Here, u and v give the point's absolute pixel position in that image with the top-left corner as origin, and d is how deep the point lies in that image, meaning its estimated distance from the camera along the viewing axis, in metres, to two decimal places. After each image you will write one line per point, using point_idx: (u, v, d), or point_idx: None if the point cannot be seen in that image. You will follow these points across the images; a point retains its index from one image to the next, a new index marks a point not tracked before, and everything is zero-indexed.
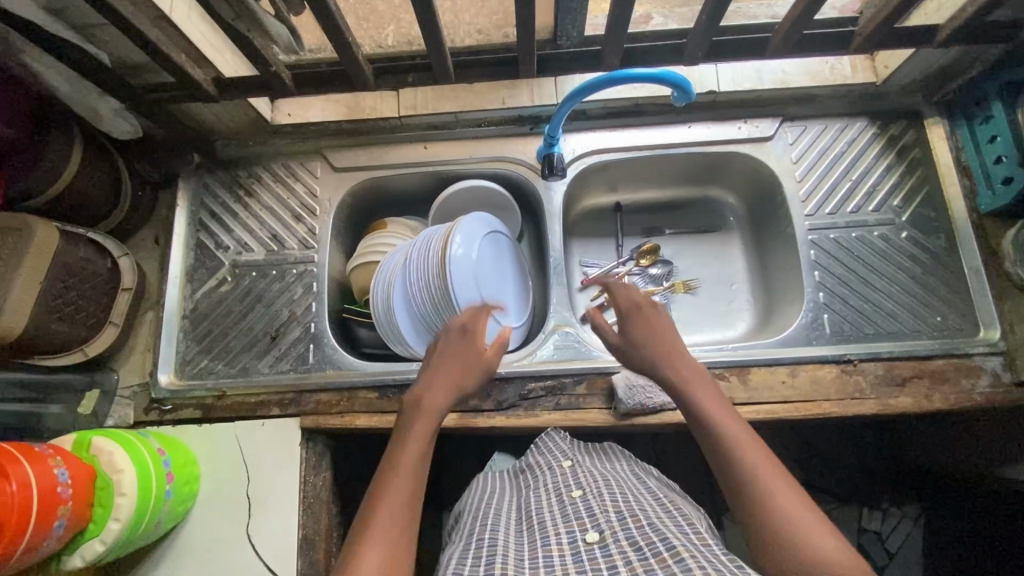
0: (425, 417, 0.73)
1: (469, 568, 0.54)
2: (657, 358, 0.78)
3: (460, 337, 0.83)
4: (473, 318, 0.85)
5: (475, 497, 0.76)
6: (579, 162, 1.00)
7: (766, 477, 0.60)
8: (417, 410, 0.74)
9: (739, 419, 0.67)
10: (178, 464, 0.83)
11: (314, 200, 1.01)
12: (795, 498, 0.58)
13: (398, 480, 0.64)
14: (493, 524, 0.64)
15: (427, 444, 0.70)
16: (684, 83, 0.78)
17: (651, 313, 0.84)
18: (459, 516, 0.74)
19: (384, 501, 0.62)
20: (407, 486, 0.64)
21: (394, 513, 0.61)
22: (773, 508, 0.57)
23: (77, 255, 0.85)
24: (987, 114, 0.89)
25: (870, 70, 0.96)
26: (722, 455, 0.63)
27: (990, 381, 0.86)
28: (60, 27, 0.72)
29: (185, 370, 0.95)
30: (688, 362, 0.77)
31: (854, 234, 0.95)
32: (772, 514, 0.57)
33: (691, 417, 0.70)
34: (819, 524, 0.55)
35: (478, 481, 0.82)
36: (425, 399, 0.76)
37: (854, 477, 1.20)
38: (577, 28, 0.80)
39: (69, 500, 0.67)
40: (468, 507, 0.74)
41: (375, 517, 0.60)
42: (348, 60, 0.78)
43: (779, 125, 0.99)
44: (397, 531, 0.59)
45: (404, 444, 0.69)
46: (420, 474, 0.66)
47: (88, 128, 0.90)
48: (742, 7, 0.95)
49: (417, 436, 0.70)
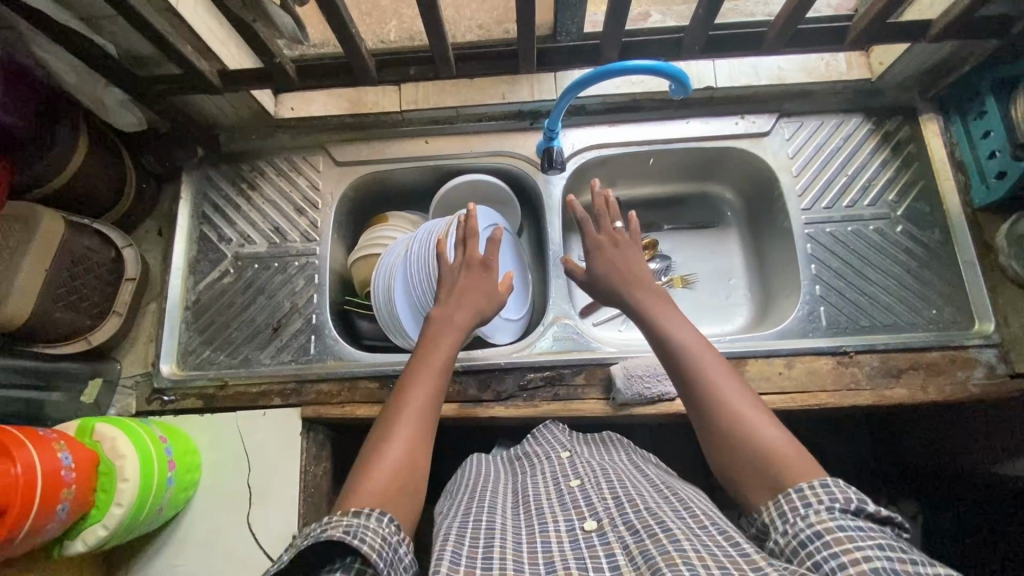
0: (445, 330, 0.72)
1: (467, 546, 0.54)
2: (618, 285, 0.77)
3: (481, 263, 0.79)
4: (493, 252, 0.79)
5: (471, 479, 0.76)
6: (578, 157, 1.01)
7: (720, 382, 0.63)
8: (439, 327, 0.72)
9: (700, 335, 0.68)
10: (180, 451, 0.84)
11: (316, 193, 1.02)
12: (748, 398, 0.62)
13: (417, 385, 0.66)
14: (489, 505, 0.64)
15: (446, 367, 0.69)
16: (682, 76, 0.79)
17: (613, 243, 0.82)
18: (452, 494, 0.74)
19: (405, 405, 0.64)
20: (425, 391, 0.65)
21: (414, 415, 0.63)
22: (725, 410, 0.61)
23: (82, 244, 0.86)
24: (980, 110, 0.90)
25: (865, 66, 0.98)
26: (676, 366, 0.66)
27: (985, 372, 0.87)
28: (69, 18, 0.73)
29: (187, 360, 0.96)
30: (650, 290, 0.75)
31: (849, 228, 0.96)
32: (725, 417, 0.60)
33: (656, 336, 0.70)
34: (768, 419, 0.60)
35: (474, 464, 0.83)
36: (448, 314, 0.74)
37: (852, 473, 1.20)
38: (576, 24, 0.82)
39: (72, 484, 0.68)
40: (463, 487, 0.74)
41: (395, 418, 0.63)
42: (351, 52, 0.79)
43: (776, 121, 1.00)
44: (417, 430, 0.62)
45: (417, 367, 0.68)
46: (441, 383, 0.67)
47: (93, 120, 0.91)
48: (738, 5, 0.97)
49: (439, 348, 0.70)
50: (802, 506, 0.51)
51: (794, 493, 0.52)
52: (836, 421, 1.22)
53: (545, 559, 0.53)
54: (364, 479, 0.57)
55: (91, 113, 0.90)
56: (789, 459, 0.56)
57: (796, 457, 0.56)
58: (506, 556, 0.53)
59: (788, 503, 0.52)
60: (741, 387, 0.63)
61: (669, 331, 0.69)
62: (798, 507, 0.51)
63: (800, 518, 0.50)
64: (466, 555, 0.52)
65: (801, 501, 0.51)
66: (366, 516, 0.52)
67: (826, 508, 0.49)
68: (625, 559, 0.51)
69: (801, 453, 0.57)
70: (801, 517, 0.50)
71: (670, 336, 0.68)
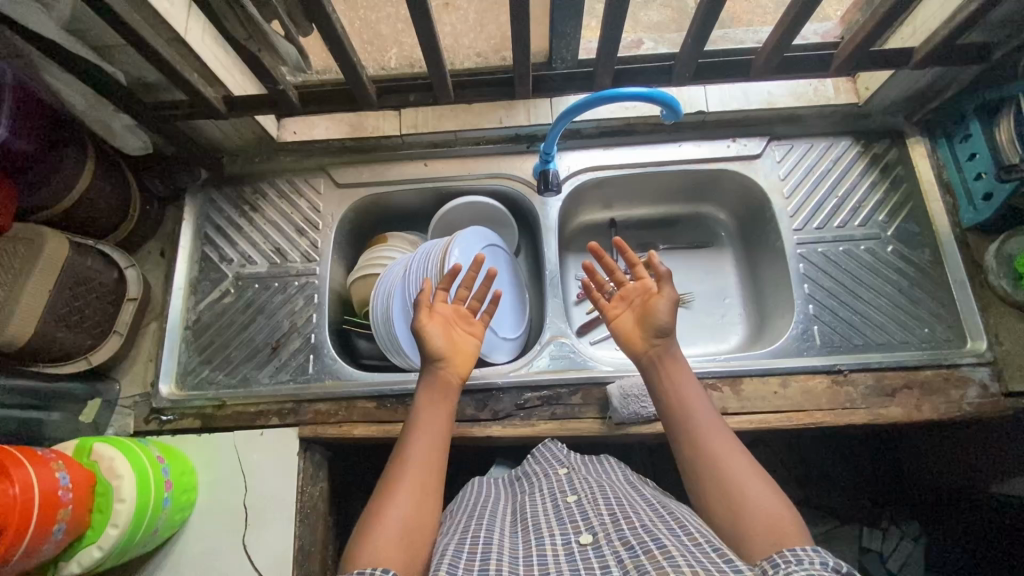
0: (448, 383, 0.72)
1: (464, 558, 0.55)
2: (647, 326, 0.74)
3: (459, 311, 0.78)
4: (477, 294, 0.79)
5: (470, 499, 0.76)
6: (574, 179, 1.03)
7: (712, 441, 0.65)
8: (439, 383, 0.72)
9: (697, 388, 0.70)
10: (177, 472, 0.84)
11: (317, 215, 1.04)
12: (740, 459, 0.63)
13: (419, 440, 0.67)
14: (488, 522, 0.65)
15: (445, 418, 0.70)
16: (673, 102, 0.82)
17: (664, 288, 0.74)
18: (449, 511, 0.74)
19: (405, 463, 0.65)
20: (428, 442, 0.67)
21: (418, 470, 0.64)
22: (720, 472, 0.62)
23: (85, 265, 0.87)
24: (966, 133, 0.92)
25: (852, 91, 1.01)
26: (677, 425, 0.68)
27: (979, 391, 0.87)
28: (80, 47, 0.75)
29: (186, 380, 0.96)
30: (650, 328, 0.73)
31: (841, 248, 0.97)
32: (719, 477, 0.62)
33: (654, 391, 0.72)
34: (761, 483, 0.60)
35: (472, 486, 0.82)
36: (449, 366, 0.73)
37: (853, 495, 1.18)
38: (569, 51, 0.84)
39: (69, 504, 0.68)
40: (462, 506, 0.74)
41: (400, 474, 0.64)
42: (353, 79, 0.81)
43: (766, 144, 1.02)
44: (423, 485, 0.63)
45: (417, 425, 0.69)
46: (441, 438, 0.68)
47: (99, 144, 0.93)
48: (727, 35, 1.01)
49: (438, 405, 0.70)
50: (795, 561, 0.49)
51: (787, 550, 0.51)
52: (835, 442, 1.21)
53: (541, 570, 0.53)
54: (372, 537, 0.58)
55: (98, 137, 0.93)
56: (776, 520, 0.56)
57: (782, 518, 0.57)
58: (503, 567, 0.54)
59: (783, 557, 0.50)
60: (729, 443, 0.64)
61: (665, 388, 0.71)
62: (793, 561, 0.49)
63: (795, 567, 0.48)
64: (463, 567, 0.53)
65: (794, 557, 0.49)
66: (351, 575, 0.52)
67: (820, 564, 0.48)
68: (619, 571, 0.51)
69: (787, 511, 0.57)
70: (794, 564, 0.48)
71: (673, 394, 0.70)
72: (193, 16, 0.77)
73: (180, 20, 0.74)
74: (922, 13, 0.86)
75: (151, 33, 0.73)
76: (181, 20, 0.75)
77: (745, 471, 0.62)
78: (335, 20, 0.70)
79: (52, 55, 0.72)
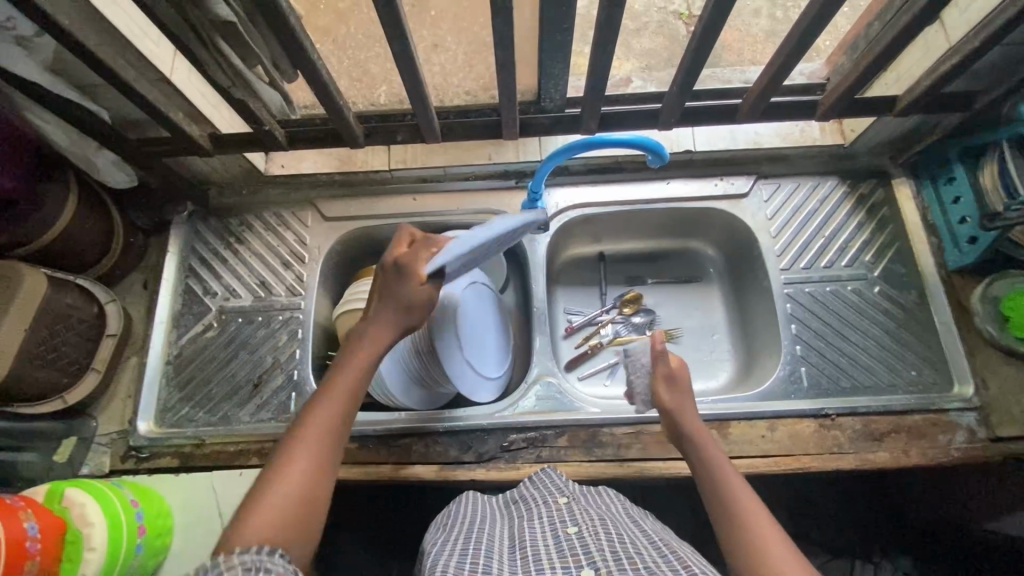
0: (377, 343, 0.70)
1: None
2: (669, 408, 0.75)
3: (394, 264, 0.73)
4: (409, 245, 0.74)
5: (463, 517, 0.72)
6: (562, 215, 1.04)
7: (755, 523, 0.61)
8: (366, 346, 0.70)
9: (735, 473, 0.68)
10: (151, 516, 0.81)
11: (303, 248, 1.03)
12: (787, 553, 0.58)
13: (339, 386, 0.67)
14: (486, 549, 0.63)
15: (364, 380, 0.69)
16: (658, 147, 0.82)
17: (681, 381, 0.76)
18: (437, 526, 0.72)
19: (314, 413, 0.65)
20: (346, 392, 0.67)
21: (332, 418, 0.65)
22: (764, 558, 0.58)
23: (63, 302, 0.85)
24: (950, 176, 0.93)
25: (838, 133, 1.03)
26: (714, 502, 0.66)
27: (966, 437, 0.87)
28: (64, 87, 0.75)
29: (165, 418, 0.94)
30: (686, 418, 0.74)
31: (828, 288, 0.97)
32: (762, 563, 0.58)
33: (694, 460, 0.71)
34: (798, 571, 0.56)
35: (458, 498, 0.78)
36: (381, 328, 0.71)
37: (847, 530, 1.15)
38: (559, 91, 0.85)
39: (37, 555, 0.66)
40: (457, 521, 0.71)
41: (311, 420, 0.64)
42: (339, 120, 0.81)
43: (754, 183, 1.03)
44: (318, 461, 0.62)
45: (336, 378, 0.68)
46: (355, 399, 0.67)
47: (83, 178, 0.92)
48: (715, 74, 1.03)
49: (358, 368, 0.69)
50: None
51: None
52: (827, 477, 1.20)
53: None
54: (251, 517, 0.57)
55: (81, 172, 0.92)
56: None
57: None
58: None
59: None
60: (793, 560, 0.58)
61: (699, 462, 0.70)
62: None
63: None
64: None
65: None
66: (225, 566, 0.49)
67: None
68: None
69: None
70: None
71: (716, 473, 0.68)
72: (180, 57, 0.77)
73: (166, 61, 0.75)
74: (904, 63, 0.87)
75: (135, 74, 0.72)
76: (167, 61, 0.75)
77: (782, 555, 0.58)
78: (321, 67, 0.70)
79: (35, 97, 0.72)
